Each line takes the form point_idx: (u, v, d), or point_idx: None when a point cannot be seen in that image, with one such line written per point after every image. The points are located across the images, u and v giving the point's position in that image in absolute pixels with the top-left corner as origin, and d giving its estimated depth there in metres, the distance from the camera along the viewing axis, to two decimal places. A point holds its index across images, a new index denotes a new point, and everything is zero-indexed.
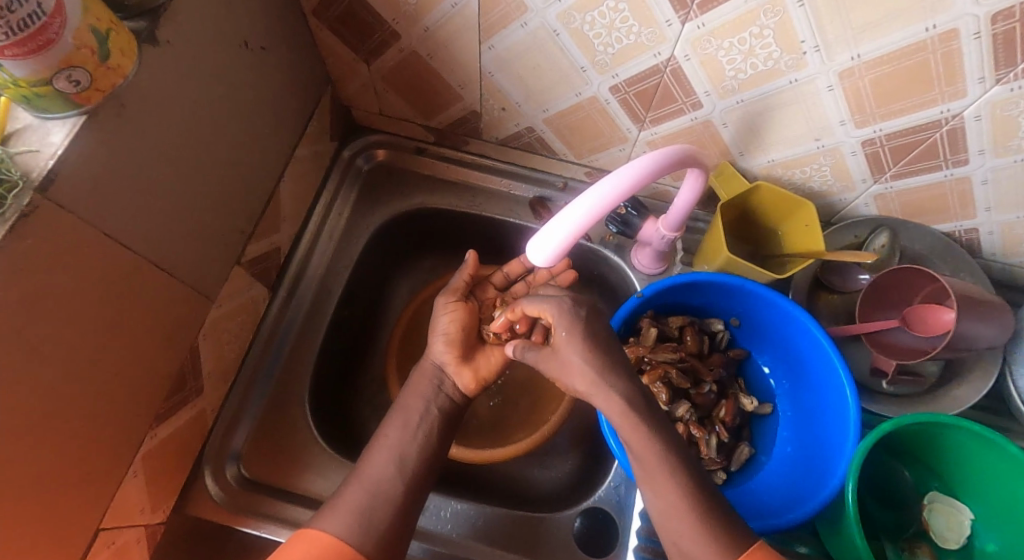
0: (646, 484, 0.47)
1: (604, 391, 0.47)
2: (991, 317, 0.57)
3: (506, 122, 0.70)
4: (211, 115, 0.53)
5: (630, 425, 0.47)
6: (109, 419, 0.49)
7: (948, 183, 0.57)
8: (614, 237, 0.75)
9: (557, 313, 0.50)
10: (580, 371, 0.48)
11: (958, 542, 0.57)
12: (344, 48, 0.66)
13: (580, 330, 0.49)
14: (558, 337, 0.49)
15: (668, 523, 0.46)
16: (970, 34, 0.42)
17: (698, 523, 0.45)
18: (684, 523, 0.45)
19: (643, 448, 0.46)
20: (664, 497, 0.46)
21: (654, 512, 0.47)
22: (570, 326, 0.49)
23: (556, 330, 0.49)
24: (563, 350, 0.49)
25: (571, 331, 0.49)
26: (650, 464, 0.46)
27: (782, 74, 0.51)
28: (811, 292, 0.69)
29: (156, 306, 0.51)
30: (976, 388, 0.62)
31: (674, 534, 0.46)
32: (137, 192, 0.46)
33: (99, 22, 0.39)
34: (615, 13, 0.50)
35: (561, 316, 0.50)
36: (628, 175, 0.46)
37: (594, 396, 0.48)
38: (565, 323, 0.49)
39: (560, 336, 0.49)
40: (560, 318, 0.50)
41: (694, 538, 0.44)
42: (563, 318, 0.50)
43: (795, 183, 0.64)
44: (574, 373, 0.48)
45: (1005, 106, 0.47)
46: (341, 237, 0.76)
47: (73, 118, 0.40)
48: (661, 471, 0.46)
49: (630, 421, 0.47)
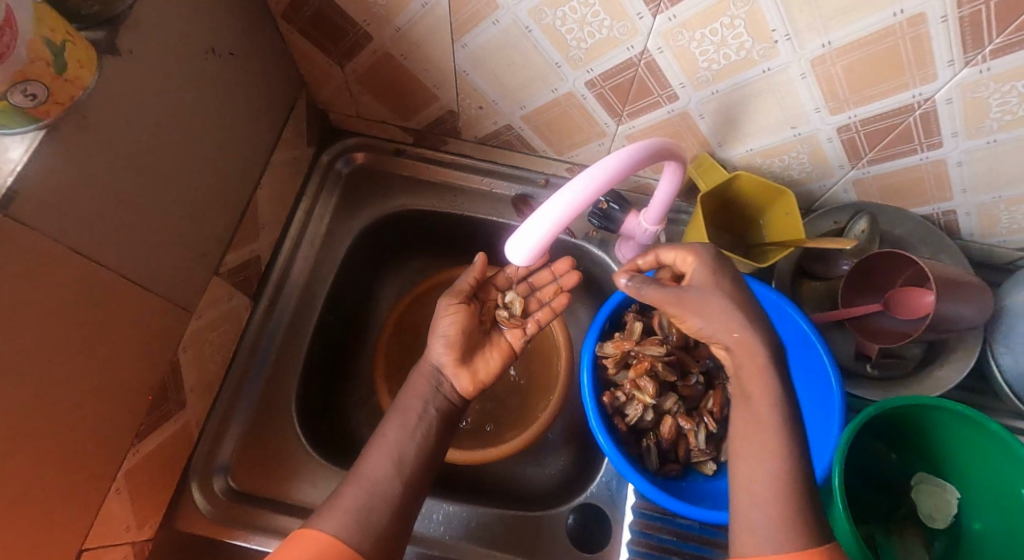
0: (740, 445, 0.47)
1: (751, 334, 0.47)
2: (970, 297, 0.58)
3: (484, 120, 0.70)
4: (180, 125, 0.52)
5: (758, 374, 0.47)
6: (88, 438, 0.48)
7: (924, 167, 0.57)
8: (598, 232, 0.75)
9: (699, 252, 0.50)
10: (723, 314, 0.48)
11: (945, 521, 0.58)
12: (316, 51, 0.65)
13: (726, 273, 0.50)
14: (700, 276, 0.49)
15: (744, 492, 0.45)
16: (938, 19, 0.42)
17: (785, 500, 0.43)
18: (767, 492, 0.44)
19: (761, 400, 0.47)
20: (758, 466, 0.45)
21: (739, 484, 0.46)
22: (711, 268, 0.50)
23: (698, 269, 0.49)
24: (707, 290, 0.48)
25: (708, 274, 0.49)
26: (760, 418, 0.46)
27: (755, 63, 0.51)
28: (793, 280, 0.69)
29: (132, 320, 0.50)
30: (958, 368, 0.62)
31: (758, 500, 0.44)
32: (106, 206, 0.45)
33: (54, 33, 0.38)
34: (586, 8, 0.49)
35: (706, 263, 0.50)
36: (605, 169, 0.45)
37: (733, 341, 0.48)
38: (711, 264, 0.50)
39: (704, 275, 0.49)
40: (706, 263, 0.50)
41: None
42: (710, 262, 0.50)
43: (774, 171, 0.65)
44: (712, 315, 0.48)
45: (975, 88, 0.47)
46: (322, 243, 0.75)
47: (33, 132, 0.39)
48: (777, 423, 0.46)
49: (764, 368, 0.47)
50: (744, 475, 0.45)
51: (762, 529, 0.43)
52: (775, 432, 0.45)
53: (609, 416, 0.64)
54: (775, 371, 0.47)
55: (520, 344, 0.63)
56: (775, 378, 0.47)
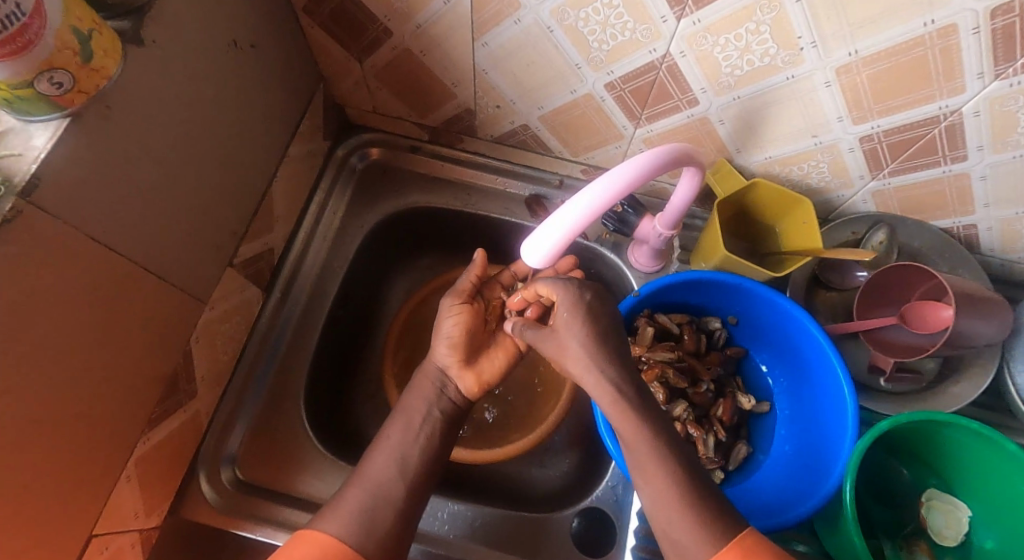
0: (637, 473, 0.47)
1: (596, 377, 0.48)
2: (989, 313, 0.57)
3: (501, 120, 0.70)
4: (200, 115, 0.53)
5: (620, 414, 0.47)
6: (100, 425, 0.48)
7: (947, 179, 0.57)
8: (611, 235, 0.74)
9: (562, 293, 0.51)
10: (576, 353, 0.48)
11: (956, 539, 0.57)
12: (336, 45, 0.65)
13: (582, 314, 0.49)
14: (561, 317, 0.50)
15: (656, 515, 0.45)
16: (969, 30, 0.41)
17: (688, 522, 0.43)
18: (673, 515, 0.44)
19: (631, 437, 0.46)
20: (652, 486, 0.45)
21: (646, 504, 0.46)
22: (573, 309, 0.50)
23: (560, 310, 0.50)
24: (563, 333, 0.49)
25: (574, 315, 0.49)
26: (637, 450, 0.46)
27: (779, 70, 0.50)
28: (808, 289, 0.68)
29: (147, 309, 0.50)
30: (974, 384, 0.62)
31: (663, 523, 0.45)
32: (125, 195, 0.45)
33: (82, 22, 0.38)
34: (609, 10, 0.49)
35: (566, 297, 0.50)
36: (623, 173, 0.45)
37: (585, 379, 0.48)
38: (570, 305, 0.50)
39: (563, 316, 0.50)
40: (568, 300, 0.50)
41: (693, 538, 0.43)
42: (570, 298, 0.50)
43: (792, 180, 0.64)
44: (570, 355, 0.49)
45: (1003, 101, 0.46)
46: (335, 237, 0.75)
47: (56, 120, 0.39)
48: (649, 458, 0.45)
49: (619, 409, 0.47)
50: (648, 496, 0.46)
51: (680, 545, 0.43)
52: (655, 465, 0.45)
53: None
54: (633, 413, 0.46)
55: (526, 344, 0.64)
56: (636, 418, 0.46)
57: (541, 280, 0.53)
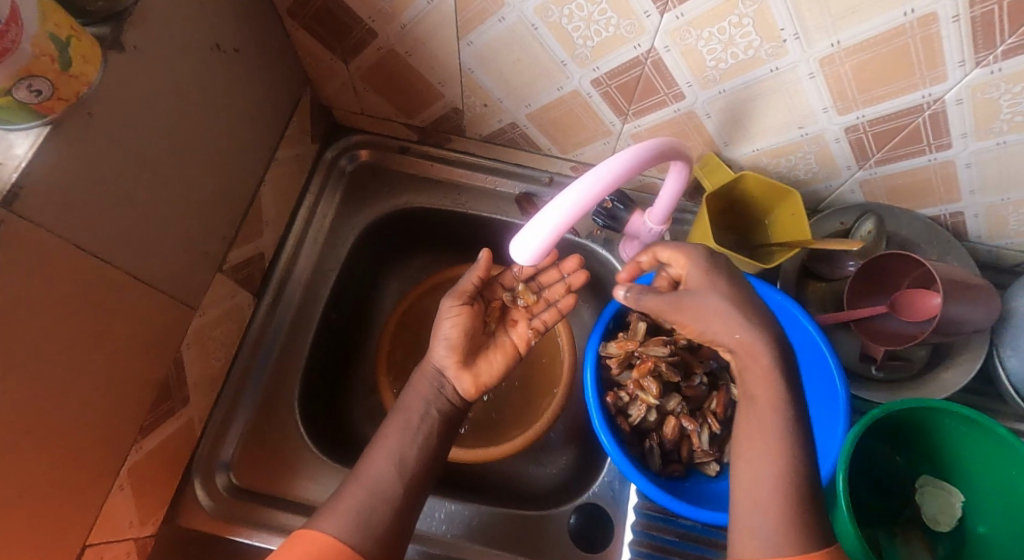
0: (744, 452, 0.46)
1: (742, 335, 0.47)
2: (977, 300, 0.57)
3: (489, 118, 0.70)
4: (185, 121, 0.52)
5: (762, 379, 0.47)
6: (90, 435, 0.48)
7: (932, 167, 0.57)
8: (602, 231, 0.75)
9: (695, 256, 0.50)
10: (723, 311, 0.48)
11: (950, 524, 0.58)
12: (321, 47, 0.65)
13: (722, 275, 0.49)
14: (698, 280, 0.50)
15: (747, 502, 0.45)
16: (949, 18, 0.42)
17: None
18: None
19: (765, 407, 0.46)
20: (760, 469, 0.45)
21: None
22: (706, 272, 0.50)
23: (693, 274, 0.50)
24: (704, 294, 0.49)
25: (706, 279, 0.49)
26: (767, 422, 0.46)
27: (763, 63, 0.50)
28: (799, 281, 0.69)
29: (136, 317, 0.50)
30: (965, 371, 0.62)
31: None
32: (110, 202, 0.45)
33: (59, 28, 0.38)
34: (592, 6, 0.49)
35: (699, 264, 0.50)
36: (612, 169, 0.45)
37: (739, 335, 0.47)
38: (704, 267, 0.50)
39: (699, 278, 0.50)
40: (699, 262, 0.50)
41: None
42: (706, 261, 0.50)
43: (780, 171, 0.64)
44: (713, 317, 0.48)
45: (985, 89, 0.47)
46: (326, 240, 0.75)
47: (38, 128, 0.39)
48: (776, 430, 0.45)
49: (767, 370, 0.46)
50: (744, 479, 0.45)
51: (766, 536, 0.43)
52: (778, 437, 0.45)
53: (613, 416, 0.64)
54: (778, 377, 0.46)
55: (525, 346, 0.63)
56: (778, 382, 0.46)
57: (664, 245, 0.52)
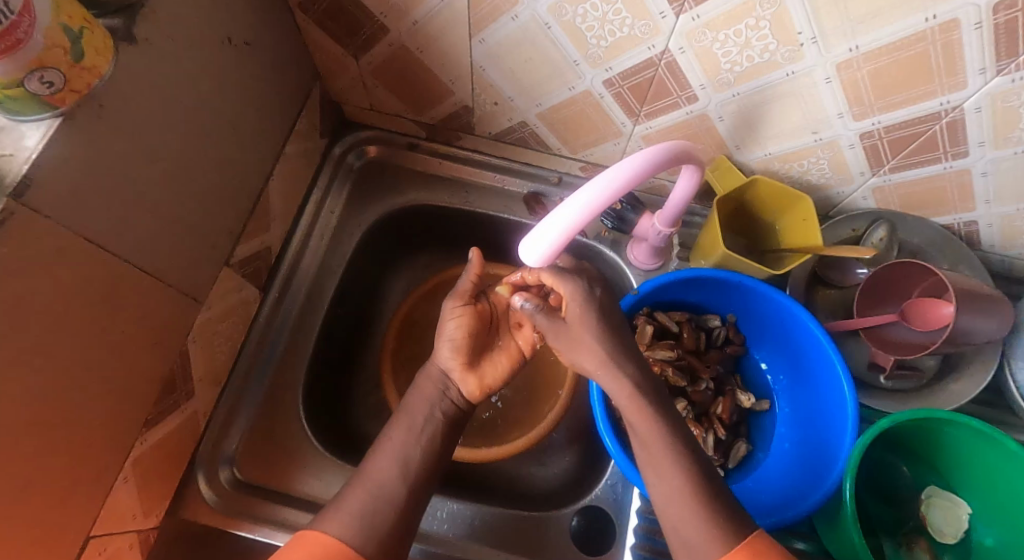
0: (649, 467, 0.47)
1: (612, 372, 0.50)
2: (988, 310, 0.57)
3: (499, 117, 0.69)
4: (195, 114, 0.52)
5: (634, 410, 0.48)
6: (96, 427, 0.48)
7: (947, 175, 0.56)
8: (610, 233, 0.74)
9: (572, 288, 0.53)
10: (593, 347, 0.51)
11: (955, 536, 0.57)
12: (332, 42, 0.65)
13: (593, 310, 0.52)
14: (573, 311, 0.52)
15: (671, 513, 0.45)
16: (971, 25, 0.41)
17: (707, 513, 0.43)
18: (693, 503, 0.44)
19: (648, 431, 0.47)
20: (666, 484, 0.46)
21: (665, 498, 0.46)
22: (583, 305, 0.52)
23: (570, 303, 0.52)
24: (578, 328, 0.52)
25: (585, 311, 0.52)
26: (652, 449, 0.47)
27: (779, 66, 0.50)
28: (808, 288, 0.68)
29: (143, 310, 0.50)
30: (975, 382, 0.62)
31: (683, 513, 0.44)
32: (119, 194, 0.45)
33: (72, 20, 0.38)
34: (607, 6, 0.48)
35: (576, 293, 0.53)
36: (624, 172, 0.45)
37: (603, 374, 0.50)
38: (580, 301, 0.52)
39: (574, 311, 0.52)
40: (576, 294, 0.52)
41: (696, 534, 0.43)
42: (581, 294, 0.52)
43: (792, 176, 0.64)
44: (585, 351, 0.51)
45: (1006, 97, 0.46)
46: (333, 235, 0.75)
47: (48, 120, 0.39)
48: (663, 455, 0.46)
49: (637, 403, 0.48)
50: (659, 491, 0.46)
51: (691, 545, 0.43)
52: (670, 461, 0.46)
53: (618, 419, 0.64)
54: (649, 411, 0.48)
55: (529, 349, 0.63)
56: (652, 414, 0.48)
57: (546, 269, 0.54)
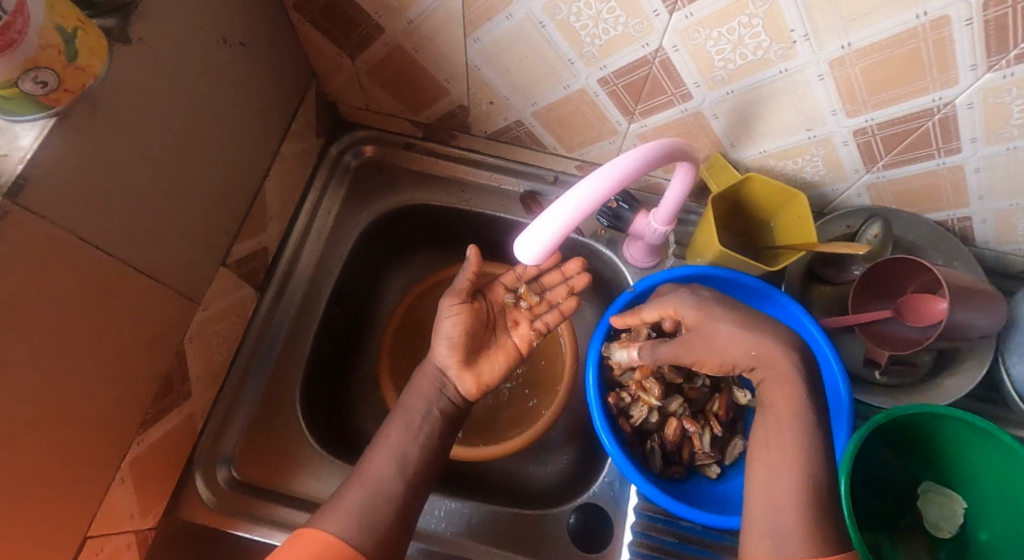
0: (767, 456, 0.48)
1: (766, 353, 0.51)
2: (982, 306, 0.57)
3: (495, 116, 0.69)
4: (190, 114, 0.52)
5: (783, 395, 0.49)
6: (93, 427, 0.48)
7: (940, 172, 0.56)
8: (606, 231, 0.74)
9: (682, 300, 0.56)
10: (732, 332, 0.52)
11: (952, 531, 0.58)
12: (327, 42, 0.65)
13: (711, 305, 0.54)
14: (692, 317, 0.55)
15: (769, 511, 0.46)
16: (962, 21, 0.41)
17: None
18: None
19: (785, 410, 0.49)
20: (782, 480, 0.46)
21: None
22: (700, 307, 0.55)
23: (684, 312, 0.55)
24: (706, 328, 0.54)
25: (711, 311, 0.54)
26: (784, 429, 0.48)
27: (772, 64, 0.50)
28: (804, 285, 0.68)
29: (139, 310, 0.50)
30: (970, 377, 0.62)
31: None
32: (114, 195, 0.45)
33: (66, 20, 0.38)
34: (601, 5, 0.49)
35: (685, 304, 0.55)
36: (618, 168, 0.45)
37: (739, 353, 0.52)
38: (693, 304, 0.55)
39: (695, 314, 0.55)
40: (691, 298, 0.55)
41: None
42: (697, 299, 0.55)
43: (787, 173, 0.64)
44: (728, 344, 0.53)
45: (997, 93, 0.46)
46: (330, 235, 0.75)
47: (43, 120, 0.39)
48: None
49: (786, 377, 0.50)
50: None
51: (786, 539, 0.44)
52: (795, 453, 0.47)
53: (615, 417, 0.64)
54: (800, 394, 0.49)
55: (525, 348, 0.63)
56: (798, 395, 0.49)
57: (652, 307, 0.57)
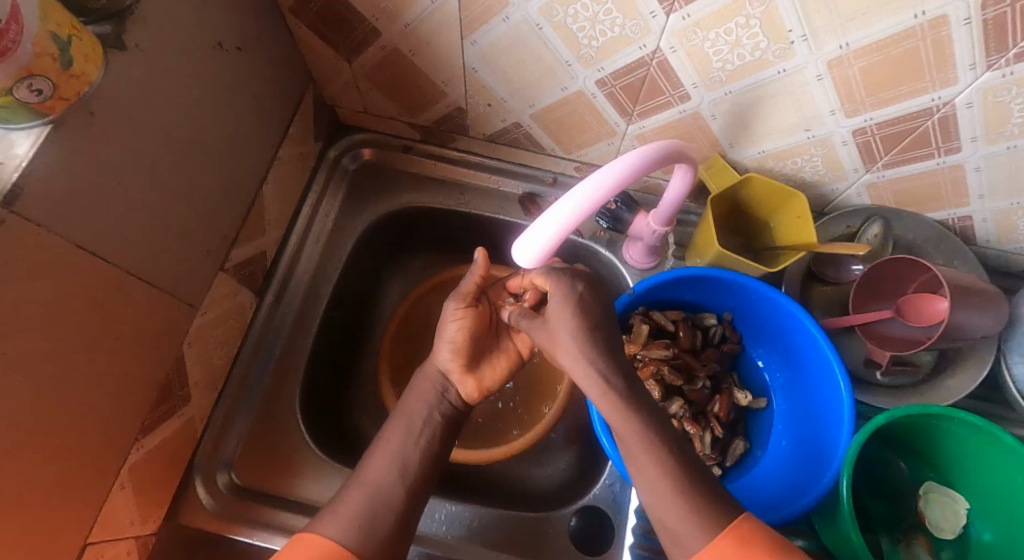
0: (631, 463, 0.46)
1: (585, 368, 0.48)
2: (985, 305, 0.57)
3: (492, 118, 0.69)
4: (187, 120, 0.52)
5: (606, 403, 0.47)
6: (92, 434, 0.48)
7: (941, 171, 0.56)
8: (606, 233, 0.74)
9: (555, 285, 0.52)
10: (567, 342, 0.50)
11: (953, 532, 0.57)
12: (324, 45, 0.65)
13: (573, 306, 0.51)
14: (552, 308, 0.52)
15: (657, 505, 0.44)
16: (961, 20, 0.41)
17: (703, 511, 0.43)
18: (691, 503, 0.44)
19: (625, 431, 0.46)
20: (646, 475, 0.45)
21: None
22: (564, 300, 0.51)
23: (552, 300, 0.52)
24: (554, 323, 0.51)
25: (567, 305, 0.51)
26: (625, 437, 0.46)
27: (770, 64, 0.50)
28: (804, 285, 0.68)
29: (138, 316, 0.50)
30: (971, 376, 0.62)
31: None
32: (112, 201, 0.45)
33: (60, 27, 0.38)
34: (598, 6, 0.48)
35: (559, 290, 0.52)
36: (616, 171, 0.45)
37: (577, 371, 0.49)
38: (562, 296, 0.51)
39: (555, 307, 0.51)
40: (559, 291, 0.52)
41: (674, 529, 0.43)
42: (562, 291, 0.52)
43: (786, 174, 0.64)
44: (561, 347, 0.50)
45: (996, 92, 0.46)
46: (329, 238, 0.75)
47: (39, 127, 0.39)
48: (671, 444, 0.46)
49: (608, 400, 0.47)
50: (643, 485, 0.45)
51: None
52: (648, 451, 0.45)
53: None
54: (623, 405, 0.46)
55: (528, 353, 0.63)
56: (624, 405, 0.47)
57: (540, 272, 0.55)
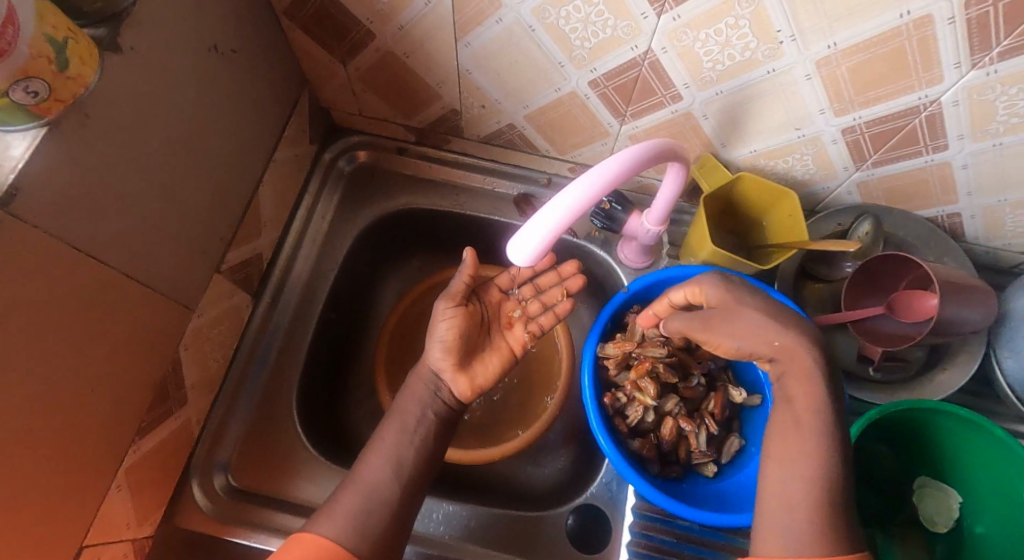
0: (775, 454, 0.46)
1: (767, 338, 0.49)
2: (974, 299, 0.57)
3: (487, 119, 0.70)
4: (183, 123, 0.52)
5: (803, 382, 0.48)
6: (89, 437, 0.48)
7: (929, 168, 0.57)
8: (600, 232, 0.74)
9: (709, 281, 0.53)
10: (758, 321, 0.50)
11: (947, 526, 0.58)
12: (319, 48, 0.65)
13: (738, 290, 0.52)
14: (717, 297, 0.52)
15: (775, 493, 0.45)
16: (945, 20, 0.42)
17: None
18: None
19: (805, 404, 0.47)
20: (794, 468, 0.45)
21: None
22: (721, 290, 0.53)
23: (709, 292, 0.53)
24: (728, 311, 0.52)
25: (732, 294, 0.52)
26: (802, 423, 0.46)
27: (759, 64, 0.50)
28: (796, 283, 0.69)
29: (134, 318, 0.50)
30: (961, 371, 0.63)
31: None
32: (106, 203, 0.45)
33: (56, 30, 0.38)
34: (589, 8, 0.49)
35: (715, 283, 0.53)
36: (608, 170, 0.45)
37: (776, 341, 0.49)
38: (717, 285, 0.53)
39: (717, 296, 0.53)
40: (713, 284, 0.53)
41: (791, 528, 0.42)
42: (718, 284, 0.53)
43: (777, 173, 0.64)
44: (746, 331, 0.50)
45: (981, 90, 0.47)
46: (324, 240, 0.75)
47: (34, 129, 0.39)
48: None
49: (806, 373, 0.48)
50: (787, 475, 0.45)
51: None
52: (812, 440, 0.45)
53: (611, 417, 0.64)
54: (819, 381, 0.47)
55: (521, 350, 0.63)
56: (818, 384, 0.47)
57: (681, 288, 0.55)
